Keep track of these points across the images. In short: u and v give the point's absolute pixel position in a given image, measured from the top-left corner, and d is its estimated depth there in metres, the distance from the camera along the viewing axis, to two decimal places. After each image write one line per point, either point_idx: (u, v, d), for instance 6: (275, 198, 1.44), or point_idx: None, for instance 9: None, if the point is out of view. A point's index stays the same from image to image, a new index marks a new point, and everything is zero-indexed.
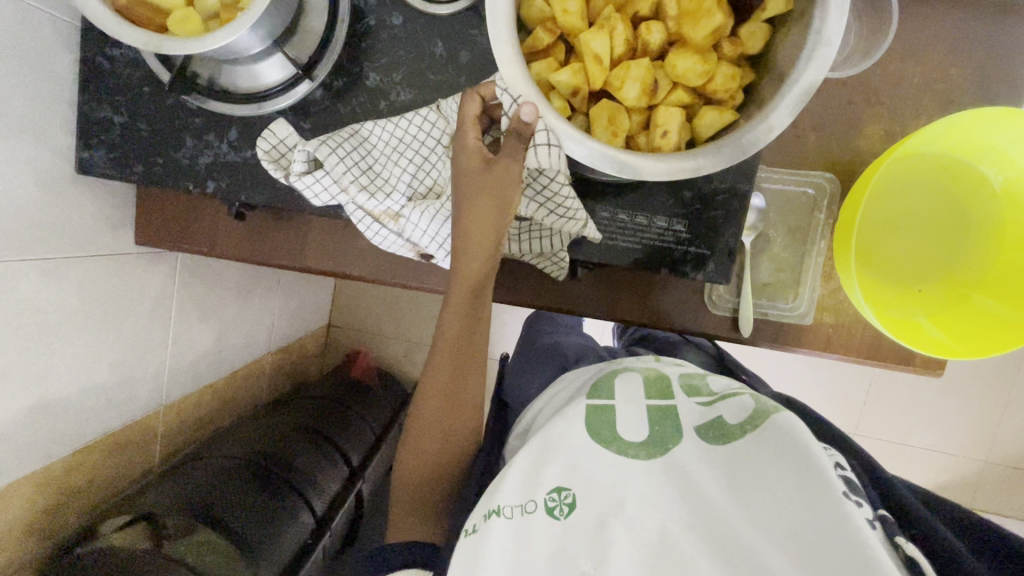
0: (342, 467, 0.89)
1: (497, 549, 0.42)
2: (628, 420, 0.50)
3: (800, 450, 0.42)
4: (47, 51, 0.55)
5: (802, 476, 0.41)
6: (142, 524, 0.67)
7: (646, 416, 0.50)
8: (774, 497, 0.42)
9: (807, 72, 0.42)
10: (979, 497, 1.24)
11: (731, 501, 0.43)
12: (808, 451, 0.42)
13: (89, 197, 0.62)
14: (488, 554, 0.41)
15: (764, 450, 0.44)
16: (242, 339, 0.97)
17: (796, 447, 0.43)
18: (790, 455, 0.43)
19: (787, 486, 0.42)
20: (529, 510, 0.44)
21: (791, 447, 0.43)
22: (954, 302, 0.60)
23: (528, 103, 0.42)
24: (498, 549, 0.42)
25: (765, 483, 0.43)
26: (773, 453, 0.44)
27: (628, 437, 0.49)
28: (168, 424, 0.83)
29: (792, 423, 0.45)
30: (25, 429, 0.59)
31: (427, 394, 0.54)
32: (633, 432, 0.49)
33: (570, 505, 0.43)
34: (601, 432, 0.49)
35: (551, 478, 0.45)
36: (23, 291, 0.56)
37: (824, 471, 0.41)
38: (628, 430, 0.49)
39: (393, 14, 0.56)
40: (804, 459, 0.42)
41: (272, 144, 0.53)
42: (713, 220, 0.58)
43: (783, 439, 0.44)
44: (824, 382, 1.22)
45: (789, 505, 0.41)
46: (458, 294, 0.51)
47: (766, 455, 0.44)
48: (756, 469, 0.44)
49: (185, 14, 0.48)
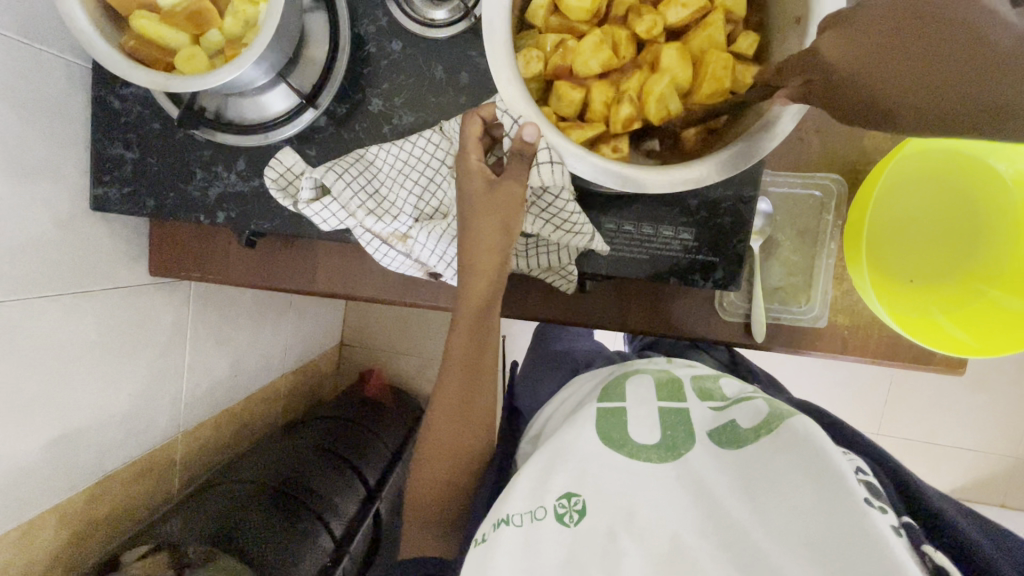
0: (359, 488, 0.89)
1: (508, 560, 0.42)
2: (641, 421, 0.49)
3: (817, 457, 0.41)
4: (61, 93, 0.56)
5: (822, 483, 0.40)
6: (165, 553, 0.68)
7: (657, 418, 0.50)
8: (793, 504, 0.40)
9: (783, 119, 0.43)
10: (1009, 494, 1.22)
11: (746, 508, 0.42)
12: (828, 456, 0.41)
13: (105, 232, 0.64)
14: (499, 565, 0.41)
15: (779, 455, 0.43)
16: (256, 363, 0.98)
17: (813, 452, 0.41)
18: (808, 462, 0.41)
19: (807, 494, 0.40)
20: (538, 517, 0.43)
21: (808, 451, 0.42)
22: (972, 299, 0.59)
23: (532, 124, 0.42)
24: (509, 557, 0.42)
25: (781, 491, 0.41)
26: (789, 457, 0.43)
27: (638, 437, 0.48)
28: (186, 453, 0.83)
29: (808, 426, 0.43)
30: (48, 463, 0.60)
31: (438, 413, 0.54)
32: (647, 431, 0.49)
33: (581, 512, 0.43)
34: (611, 431, 0.48)
35: (559, 485, 0.45)
36: (47, 325, 0.58)
37: (840, 476, 0.39)
38: (641, 432, 0.49)
39: (392, 40, 0.57)
40: (822, 463, 0.40)
41: (280, 172, 0.53)
42: (720, 228, 0.58)
43: (801, 446, 0.42)
44: (844, 380, 1.21)
45: (808, 512, 0.39)
46: (464, 315, 0.51)
47: (781, 459, 0.43)
48: (773, 474, 0.43)
49: (191, 52, 0.50)
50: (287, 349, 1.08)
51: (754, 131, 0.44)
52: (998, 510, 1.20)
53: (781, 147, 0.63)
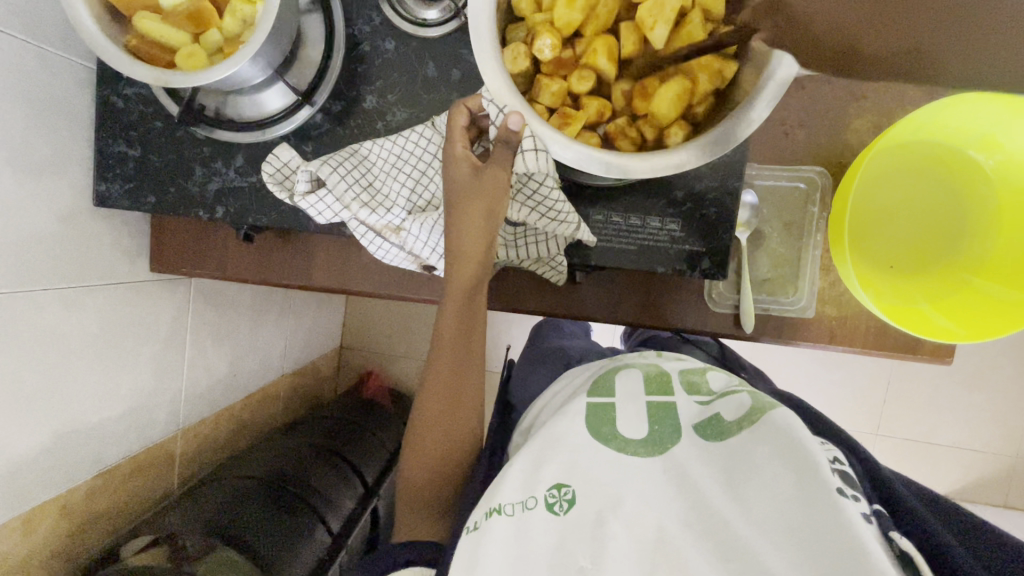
0: (356, 485, 0.90)
1: (498, 549, 0.42)
2: (629, 418, 0.50)
3: (795, 450, 0.42)
4: (66, 93, 0.58)
5: (800, 474, 0.41)
6: (165, 546, 0.68)
7: (645, 413, 0.50)
8: (770, 493, 0.41)
9: (755, 108, 0.45)
10: (1011, 494, 1.21)
11: (725, 496, 0.42)
12: (805, 449, 0.42)
13: (107, 228, 0.65)
14: (490, 554, 0.42)
15: (760, 446, 0.44)
16: (255, 363, 0.99)
17: (792, 442, 0.42)
18: (786, 453, 0.42)
19: (783, 484, 0.41)
20: (529, 506, 0.44)
21: (787, 444, 0.43)
22: (956, 287, 0.60)
23: (516, 113, 0.44)
24: (498, 547, 0.42)
25: (759, 480, 0.42)
26: (768, 448, 0.43)
27: (627, 432, 0.49)
28: (185, 450, 0.84)
29: (788, 419, 0.45)
30: (49, 456, 0.62)
31: (428, 397, 0.56)
32: (634, 429, 0.49)
33: (570, 501, 0.44)
34: (601, 429, 0.49)
35: (550, 474, 0.45)
36: (48, 319, 0.59)
37: (817, 467, 0.40)
38: (628, 427, 0.49)
39: (386, 39, 0.59)
40: (799, 455, 0.41)
41: (277, 167, 0.55)
42: (705, 219, 0.59)
43: (779, 438, 0.43)
44: (841, 381, 1.21)
45: (784, 500, 0.40)
46: (452, 300, 0.53)
47: (761, 451, 0.44)
48: (753, 464, 0.43)
49: (191, 49, 0.52)
50: (286, 351, 1.09)
51: (731, 119, 0.46)
52: (1000, 511, 1.19)
53: (767, 140, 0.64)
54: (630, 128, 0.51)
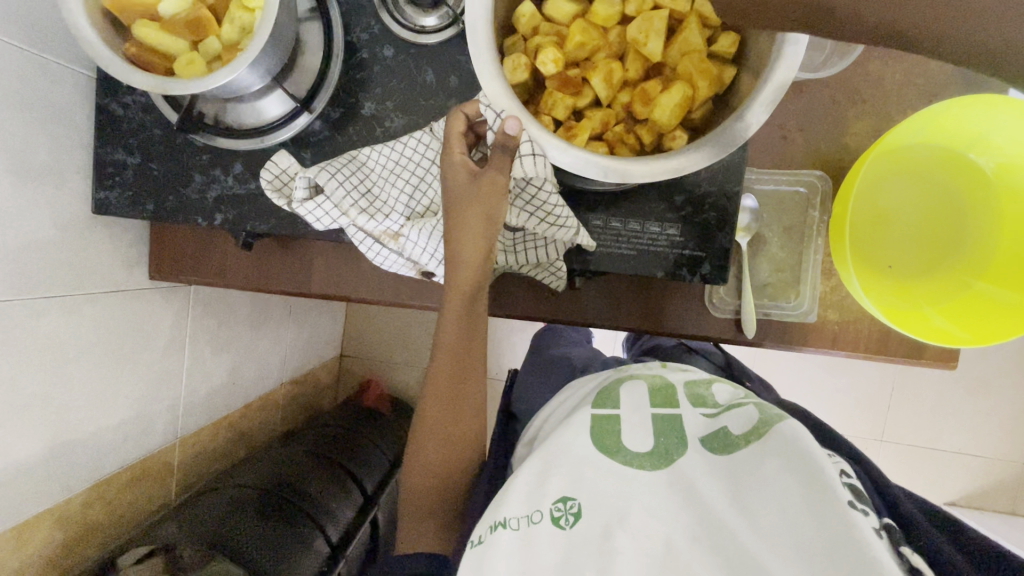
0: (355, 494, 0.89)
1: (503, 563, 0.41)
2: (634, 430, 0.49)
3: (805, 462, 0.41)
4: (65, 101, 0.58)
5: (809, 485, 0.40)
6: (160, 558, 0.67)
7: (650, 425, 0.49)
8: (779, 507, 0.40)
9: (751, 113, 0.44)
10: (1019, 501, 1.20)
11: (733, 510, 0.42)
12: (813, 461, 0.41)
13: (106, 236, 0.65)
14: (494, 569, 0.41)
15: (768, 458, 0.43)
16: (254, 371, 0.99)
17: (800, 454, 0.42)
18: (794, 465, 0.42)
19: (792, 496, 0.40)
20: (535, 520, 0.43)
21: (795, 456, 0.42)
22: (958, 291, 0.60)
23: (513, 117, 0.43)
24: (503, 560, 0.41)
25: (769, 493, 0.41)
26: (777, 460, 0.43)
27: (633, 445, 0.48)
28: (183, 459, 0.84)
29: (796, 430, 0.44)
30: (47, 464, 0.61)
31: (429, 405, 0.55)
32: (641, 441, 0.48)
33: (576, 515, 0.43)
34: (604, 438, 0.48)
35: (555, 488, 0.45)
36: (47, 327, 0.59)
37: (826, 479, 0.40)
38: (634, 438, 0.48)
39: (384, 46, 0.59)
40: (809, 468, 0.41)
41: (276, 174, 0.55)
42: (705, 223, 0.59)
43: (787, 451, 0.43)
44: (844, 387, 1.20)
45: (795, 514, 0.40)
46: (453, 306, 0.53)
47: (769, 464, 0.43)
48: (760, 478, 0.43)
49: (189, 57, 0.52)
50: (285, 359, 1.08)
51: (729, 122, 0.45)
52: (1008, 518, 1.18)
53: (766, 145, 0.64)
54: (629, 134, 0.51)
